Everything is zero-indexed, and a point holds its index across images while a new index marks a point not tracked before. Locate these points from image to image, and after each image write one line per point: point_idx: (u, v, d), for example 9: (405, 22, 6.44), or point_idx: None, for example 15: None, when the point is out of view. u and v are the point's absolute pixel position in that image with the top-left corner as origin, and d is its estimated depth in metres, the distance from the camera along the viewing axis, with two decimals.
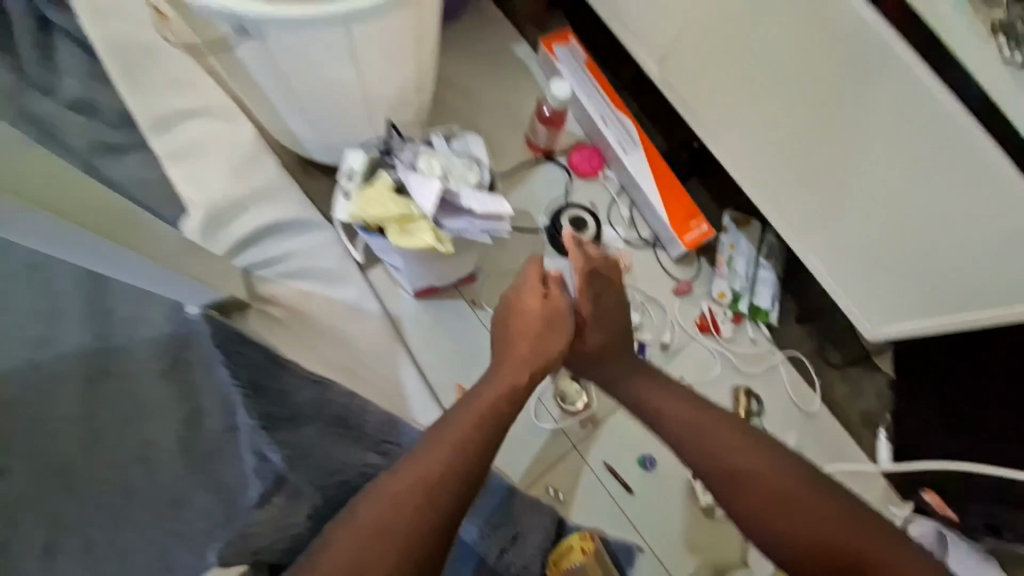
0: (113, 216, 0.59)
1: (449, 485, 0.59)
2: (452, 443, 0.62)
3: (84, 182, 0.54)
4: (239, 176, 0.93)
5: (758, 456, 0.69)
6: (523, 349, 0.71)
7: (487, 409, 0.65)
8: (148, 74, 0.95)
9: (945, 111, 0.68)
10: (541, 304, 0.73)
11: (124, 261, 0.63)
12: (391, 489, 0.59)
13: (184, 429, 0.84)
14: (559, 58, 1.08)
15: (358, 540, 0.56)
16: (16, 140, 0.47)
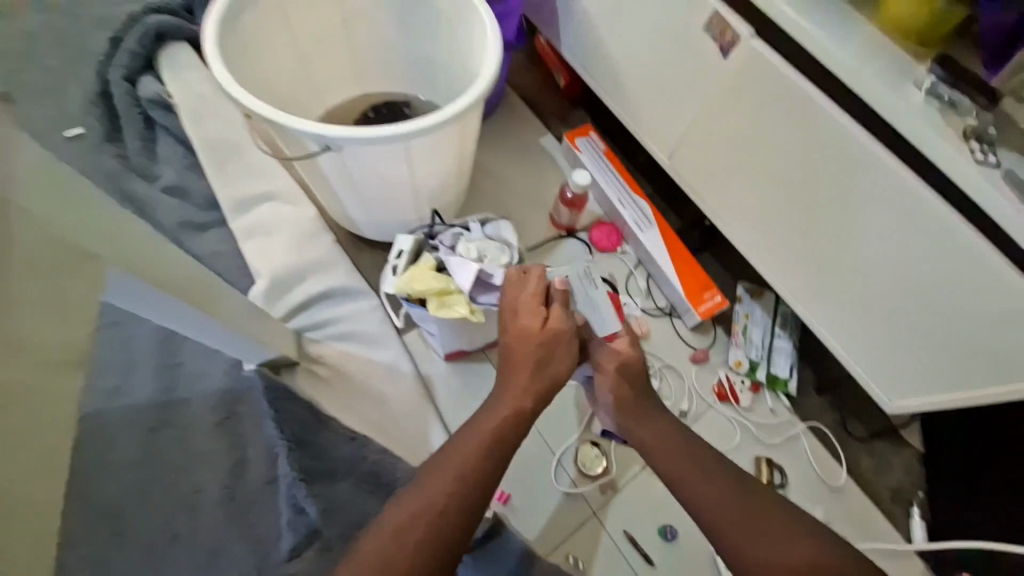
0: (201, 287, 0.73)
1: (446, 518, 0.66)
2: (449, 479, 0.68)
3: (185, 264, 0.69)
4: (301, 252, 1.09)
5: (761, 511, 0.68)
6: (518, 381, 0.76)
7: (483, 443, 0.71)
8: (235, 168, 1.16)
9: (932, 208, 0.71)
10: (538, 332, 0.77)
11: (206, 325, 0.77)
12: (395, 522, 0.66)
13: (229, 476, 0.94)
14: (581, 149, 1.24)
15: (367, 568, 0.63)
16: (157, 240, 0.64)
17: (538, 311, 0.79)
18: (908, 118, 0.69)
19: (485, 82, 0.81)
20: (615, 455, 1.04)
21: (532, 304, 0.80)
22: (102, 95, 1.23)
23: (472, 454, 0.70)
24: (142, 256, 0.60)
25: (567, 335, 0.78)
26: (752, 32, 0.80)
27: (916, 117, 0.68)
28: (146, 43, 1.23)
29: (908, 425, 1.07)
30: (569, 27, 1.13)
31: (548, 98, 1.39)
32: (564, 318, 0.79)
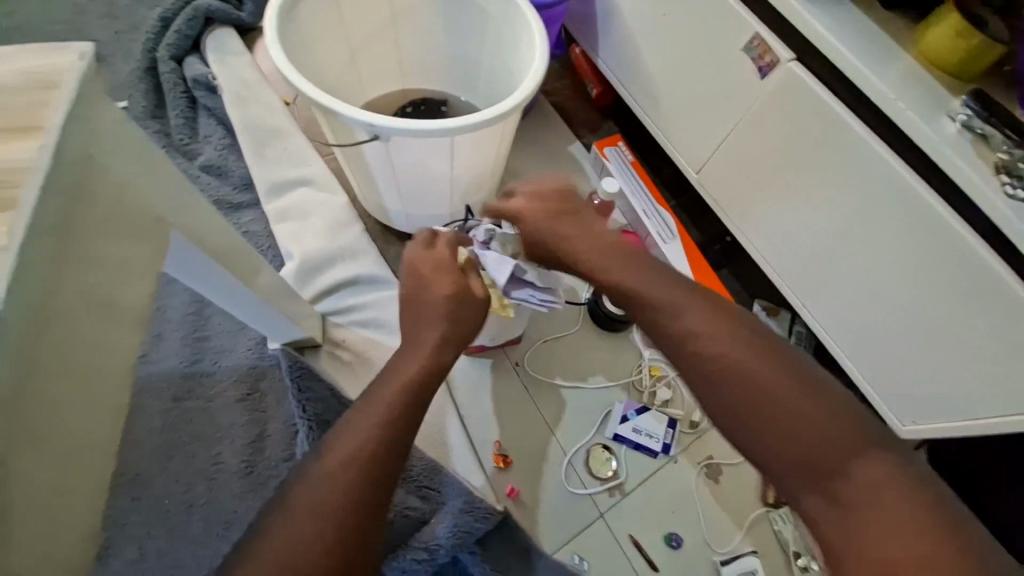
0: (241, 258, 0.74)
1: (366, 450, 0.64)
2: (363, 420, 0.67)
3: (229, 234, 0.71)
4: (331, 238, 1.11)
5: (733, 354, 0.59)
6: (429, 333, 0.77)
7: (393, 388, 0.71)
8: (273, 152, 1.20)
9: (961, 238, 0.72)
10: (454, 289, 0.81)
11: (242, 296, 0.79)
12: (316, 474, 0.62)
13: (249, 450, 0.96)
14: (610, 158, 1.26)
15: (300, 523, 0.59)
16: (207, 209, 0.65)
17: (447, 270, 0.83)
18: (945, 148, 0.70)
19: (531, 85, 0.84)
20: (625, 459, 1.05)
21: (439, 263, 0.83)
22: (149, 72, 1.27)
23: (385, 398, 0.69)
24: (198, 221, 0.63)
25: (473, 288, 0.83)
26: (793, 56, 0.82)
27: (951, 148, 0.70)
28: (195, 25, 1.27)
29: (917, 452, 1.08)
30: (608, 39, 1.16)
31: (579, 106, 1.42)
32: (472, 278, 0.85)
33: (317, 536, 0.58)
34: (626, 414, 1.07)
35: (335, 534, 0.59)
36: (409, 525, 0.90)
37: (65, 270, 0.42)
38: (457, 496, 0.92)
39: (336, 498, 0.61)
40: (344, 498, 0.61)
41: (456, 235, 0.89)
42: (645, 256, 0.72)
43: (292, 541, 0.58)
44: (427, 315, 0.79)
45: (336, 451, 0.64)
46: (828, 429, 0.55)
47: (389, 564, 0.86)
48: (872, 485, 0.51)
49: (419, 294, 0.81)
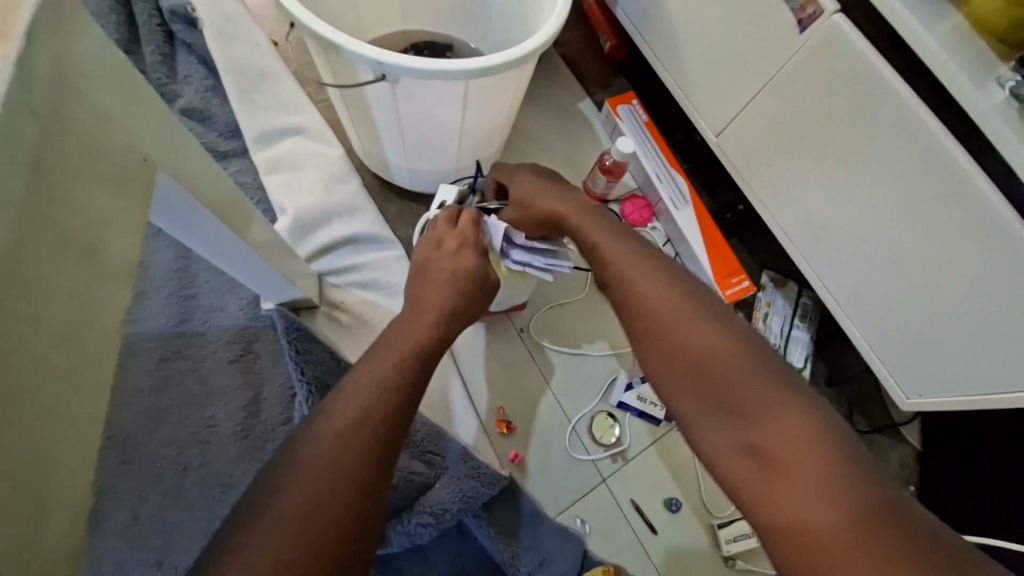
0: (235, 208, 0.68)
1: (381, 412, 0.62)
2: (372, 378, 0.65)
3: (222, 180, 0.65)
4: (327, 193, 1.04)
5: (729, 346, 0.61)
6: (437, 301, 0.75)
7: (407, 350, 0.69)
8: (261, 97, 1.11)
9: (995, 210, 0.70)
10: (470, 262, 0.79)
11: (236, 249, 0.73)
12: (324, 427, 0.60)
13: (245, 414, 0.92)
14: (623, 117, 1.20)
15: (305, 477, 0.56)
16: (198, 147, 0.59)
17: (466, 245, 0.81)
18: (991, 115, 0.67)
19: (554, 28, 0.77)
20: (628, 427, 1.05)
21: (450, 235, 0.81)
22: None
23: (395, 358, 0.68)
24: (185, 165, 0.56)
25: (479, 268, 0.80)
26: (837, 7, 0.76)
27: (999, 116, 0.66)
28: None
29: (910, 423, 1.09)
30: None
31: (590, 60, 1.33)
32: (476, 260, 0.80)
33: (322, 491, 0.56)
34: (631, 382, 1.06)
35: (338, 490, 0.57)
36: (413, 490, 0.88)
37: (34, 213, 0.36)
38: (463, 461, 0.90)
39: (343, 453, 0.59)
40: (353, 456, 0.59)
41: (481, 213, 0.85)
42: (649, 251, 0.73)
43: (299, 495, 0.55)
44: (439, 283, 0.76)
45: (347, 405, 0.62)
46: (762, 392, 0.57)
47: (394, 527, 0.85)
48: (785, 440, 0.54)
49: (432, 265, 0.79)
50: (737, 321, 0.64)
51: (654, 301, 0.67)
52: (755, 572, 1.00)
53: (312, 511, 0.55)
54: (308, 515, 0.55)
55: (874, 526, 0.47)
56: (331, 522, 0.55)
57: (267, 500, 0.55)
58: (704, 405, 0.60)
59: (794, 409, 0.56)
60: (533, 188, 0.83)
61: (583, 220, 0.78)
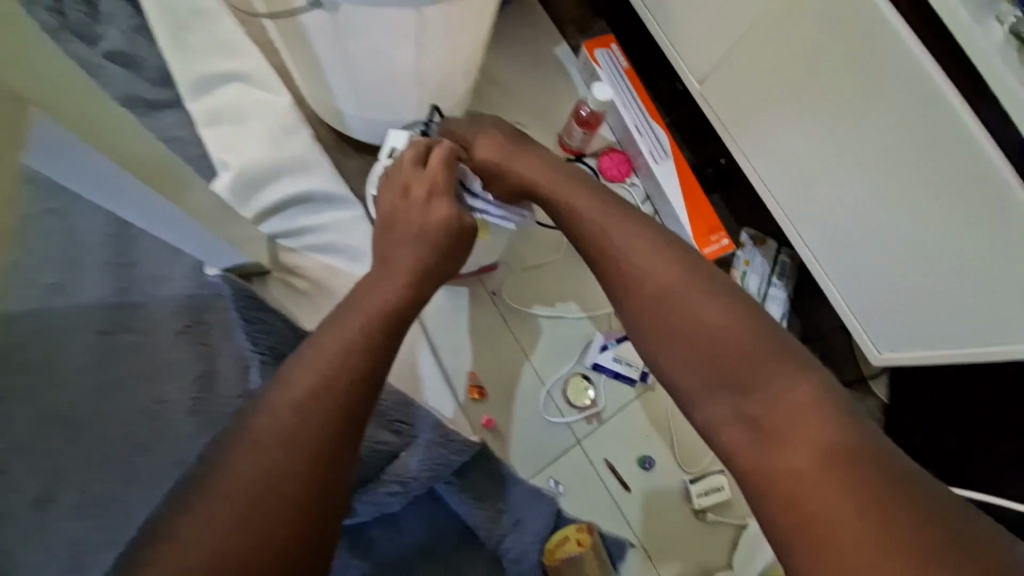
0: (165, 175, 0.64)
1: (341, 385, 0.57)
2: (334, 347, 0.60)
3: (144, 142, 0.60)
4: (274, 147, 0.94)
5: (710, 308, 0.60)
6: (410, 259, 0.70)
7: (372, 316, 0.64)
8: (195, 38, 0.98)
9: (985, 158, 0.66)
10: (443, 211, 0.73)
11: (169, 218, 0.68)
12: (279, 397, 0.56)
13: (199, 387, 0.87)
14: (600, 62, 1.10)
15: (258, 455, 0.52)
16: (103, 106, 0.54)
17: (438, 191, 0.74)
18: (991, 55, 0.62)
19: None
20: (603, 389, 1.04)
21: (422, 181, 0.74)
22: None
23: (361, 324, 0.62)
24: (58, 102, 0.47)
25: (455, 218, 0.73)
26: None
27: (999, 57, 0.62)
28: None
29: (879, 377, 1.10)
30: None
31: None
32: (448, 209, 0.73)
33: (273, 469, 0.52)
34: (607, 344, 1.04)
35: (292, 468, 0.53)
36: (381, 460, 0.85)
37: None
38: (433, 429, 0.86)
39: (299, 428, 0.54)
40: (309, 430, 0.55)
41: (454, 150, 0.77)
42: (627, 210, 0.69)
43: (248, 471, 0.51)
44: (408, 238, 0.71)
45: (305, 375, 0.58)
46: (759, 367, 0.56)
47: (360, 498, 0.83)
48: (783, 411, 0.54)
49: (401, 217, 0.72)
50: (718, 281, 0.63)
51: (647, 270, 0.64)
52: (724, 523, 1.02)
53: (263, 489, 0.51)
54: (257, 493, 0.51)
55: (873, 501, 0.46)
56: (283, 501, 0.51)
57: (208, 479, 0.51)
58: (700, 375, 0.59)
59: (793, 386, 0.55)
60: (498, 145, 0.78)
61: (553, 180, 0.74)
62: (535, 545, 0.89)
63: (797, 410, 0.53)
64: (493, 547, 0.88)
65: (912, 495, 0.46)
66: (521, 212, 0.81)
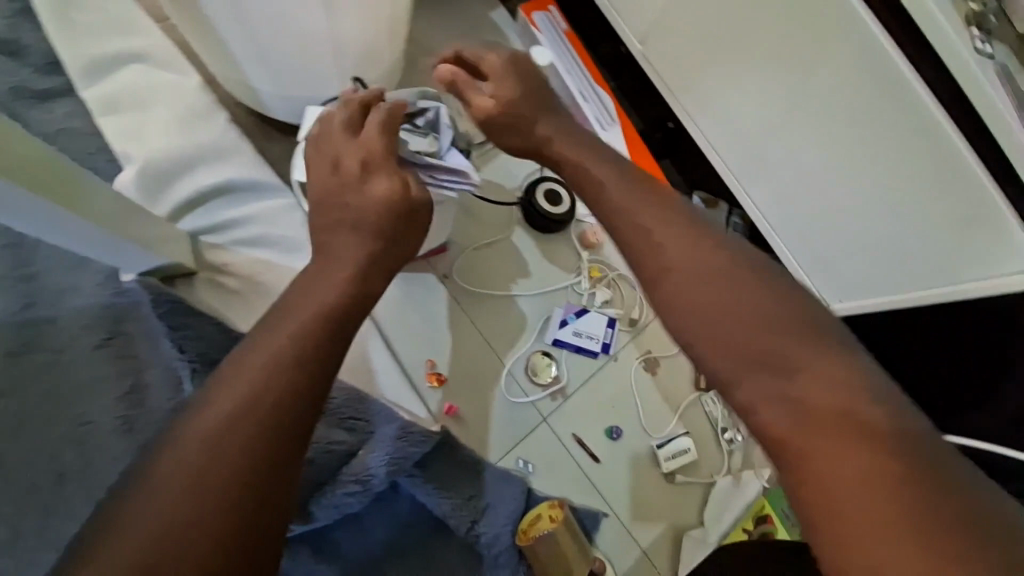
0: (55, 176, 0.58)
1: (280, 397, 0.47)
2: (273, 351, 0.49)
3: (28, 140, 0.55)
4: (186, 134, 0.85)
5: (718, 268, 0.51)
6: (356, 246, 0.59)
7: (320, 314, 0.53)
8: (81, 15, 0.86)
9: (915, 99, 0.66)
10: (382, 187, 0.62)
11: (66, 222, 0.62)
12: (204, 413, 0.45)
13: (126, 404, 0.79)
14: (539, 27, 1.06)
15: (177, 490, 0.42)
16: None
17: (372, 163, 0.64)
18: None
19: None
20: (566, 364, 1.02)
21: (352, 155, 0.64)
22: None
23: (305, 323, 0.52)
24: None
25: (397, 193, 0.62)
26: None
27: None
28: None
29: None
30: None
31: None
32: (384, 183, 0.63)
33: (191, 502, 0.42)
34: (566, 318, 1.03)
35: (220, 500, 0.42)
36: (336, 459, 0.82)
37: None
38: (392, 423, 0.83)
39: (228, 450, 0.44)
40: (235, 451, 0.44)
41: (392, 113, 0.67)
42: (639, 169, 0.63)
43: (158, 511, 0.41)
44: (350, 221, 0.60)
45: (230, 387, 0.47)
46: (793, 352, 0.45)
47: (318, 503, 0.79)
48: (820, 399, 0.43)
49: (339, 194, 0.62)
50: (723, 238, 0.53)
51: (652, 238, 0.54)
52: (694, 483, 1.04)
53: (182, 530, 0.41)
54: (171, 535, 0.40)
55: (927, 502, 0.37)
56: (204, 544, 0.41)
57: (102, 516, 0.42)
58: (718, 357, 0.48)
59: (835, 374, 0.44)
60: (513, 108, 0.71)
61: (567, 137, 0.68)
62: (507, 527, 0.87)
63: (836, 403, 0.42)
64: (464, 536, 0.86)
65: (968, 494, 0.38)
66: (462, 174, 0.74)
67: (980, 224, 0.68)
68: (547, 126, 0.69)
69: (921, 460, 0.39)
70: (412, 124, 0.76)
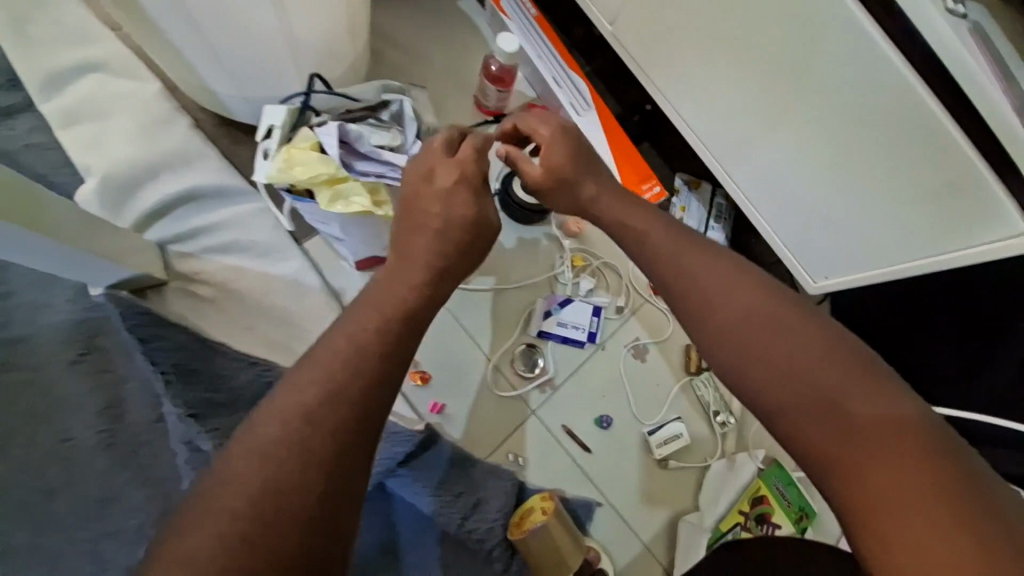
0: (12, 195, 0.58)
1: (356, 390, 0.47)
2: (348, 343, 0.49)
3: None
4: (149, 143, 0.84)
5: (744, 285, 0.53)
6: (426, 253, 0.56)
7: (390, 307, 0.52)
8: (36, 27, 0.84)
9: (889, 65, 0.64)
10: (463, 206, 0.59)
11: (25, 241, 0.61)
12: (282, 398, 0.46)
13: (103, 420, 0.77)
14: (508, 13, 1.03)
15: (267, 467, 0.44)
16: None
17: (464, 181, 0.61)
18: None
19: None
20: (552, 356, 1.01)
21: (447, 170, 0.61)
22: None
23: (376, 322, 0.51)
24: None
25: (462, 216, 0.59)
26: None
27: None
28: None
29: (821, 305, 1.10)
30: None
31: None
32: (466, 205, 0.60)
33: (272, 478, 0.43)
34: (550, 309, 1.01)
35: (305, 479, 0.44)
36: None
37: None
38: None
39: (304, 443, 0.45)
40: (317, 438, 0.45)
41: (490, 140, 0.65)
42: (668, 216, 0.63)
43: (242, 486, 0.43)
44: (425, 232, 0.57)
45: (315, 374, 0.47)
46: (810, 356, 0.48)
47: None
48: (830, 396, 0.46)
49: (423, 201, 0.59)
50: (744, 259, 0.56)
51: (669, 246, 0.58)
52: (687, 468, 1.03)
53: (260, 516, 0.42)
54: (249, 517, 0.42)
55: (935, 487, 0.40)
56: (289, 519, 0.42)
57: None
58: (745, 358, 0.50)
59: (845, 373, 0.47)
60: (562, 167, 0.65)
61: (628, 198, 0.65)
62: (499, 521, 0.87)
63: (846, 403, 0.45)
64: (455, 533, 0.84)
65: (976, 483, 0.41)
66: None
67: (961, 191, 0.67)
68: (602, 190, 0.65)
69: (932, 452, 0.42)
70: (377, 118, 0.73)
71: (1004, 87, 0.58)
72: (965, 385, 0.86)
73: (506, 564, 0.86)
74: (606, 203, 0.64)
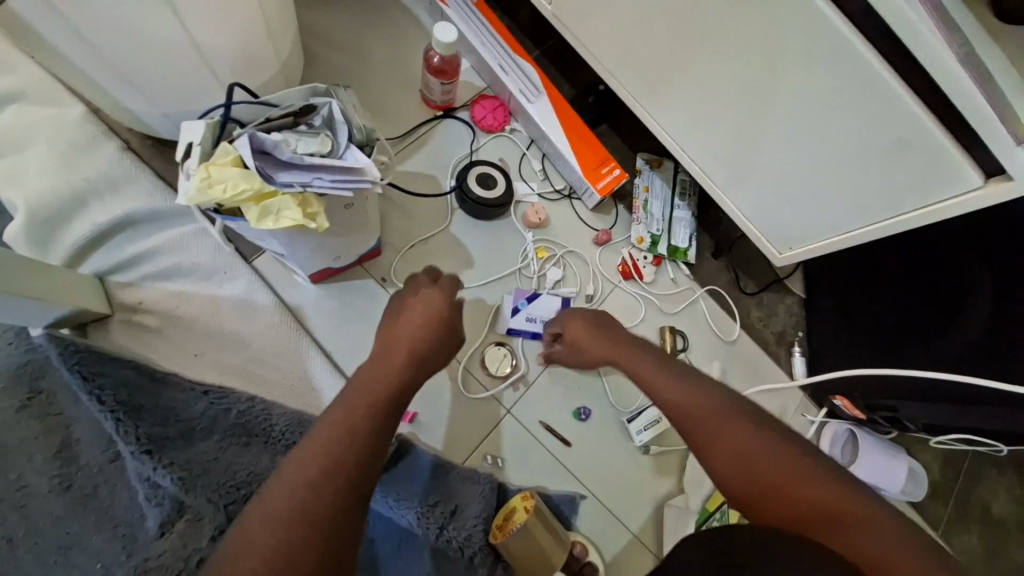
0: None
1: (355, 459, 0.51)
2: (343, 425, 0.53)
3: None
4: (73, 172, 0.80)
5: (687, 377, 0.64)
6: (407, 345, 0.63)
7: (377, 389, 0.57)
8: None
9: (828, 24, 0.60)
10: (438, 303, 0.68)
11: None
12: (287, 473, 0.50)
13: (56, 463, 0.74)
14: (446, 1, 0.99)
15: (276, 534, 0.47)
16: None
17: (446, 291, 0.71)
18: None
19: None
20: (524, 352, 0.99)
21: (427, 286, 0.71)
22: None
23: (367, 402, 0.56)
24: None
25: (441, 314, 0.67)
26: None
27: None
28: None
29: (794, 274, 1.09)
30: None
31: None
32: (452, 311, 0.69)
33: (280, 538, 0.47)
34: (517, 306, 0.98)
35: (309, 541, 0.47)
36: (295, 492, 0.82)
37: None
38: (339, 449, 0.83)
39: (308, 505, 0.48)
40: (322, 504, 0.49)
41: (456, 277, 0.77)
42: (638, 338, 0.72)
43: (257, 547, 0.46)
44: (411, 326, 0.65)
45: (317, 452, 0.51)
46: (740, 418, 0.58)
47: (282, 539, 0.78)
48: (752, 442, 0.56)
49: (407, 307, 0.69)
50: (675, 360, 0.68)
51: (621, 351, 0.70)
52: (670, 451, 1.01)
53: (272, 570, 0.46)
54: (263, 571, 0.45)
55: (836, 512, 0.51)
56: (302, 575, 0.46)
57: None
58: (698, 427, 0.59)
59: (766, 428, 0.57)
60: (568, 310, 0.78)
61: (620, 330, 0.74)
62: (479, 527, 0.85)
63: (771, 451, 0.55)
64: (433, 542, 0.83)
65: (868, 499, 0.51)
66: (356, 174, 0.67)
67: (914, 147, 0.63)
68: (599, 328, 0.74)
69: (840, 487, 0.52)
70: (307, 125, 0.69)
71: (945, 36, 0.55)
72: (936, 340, 0.81)
73: (490, 568, 0.85)
74: (600, 334, 0.73)
